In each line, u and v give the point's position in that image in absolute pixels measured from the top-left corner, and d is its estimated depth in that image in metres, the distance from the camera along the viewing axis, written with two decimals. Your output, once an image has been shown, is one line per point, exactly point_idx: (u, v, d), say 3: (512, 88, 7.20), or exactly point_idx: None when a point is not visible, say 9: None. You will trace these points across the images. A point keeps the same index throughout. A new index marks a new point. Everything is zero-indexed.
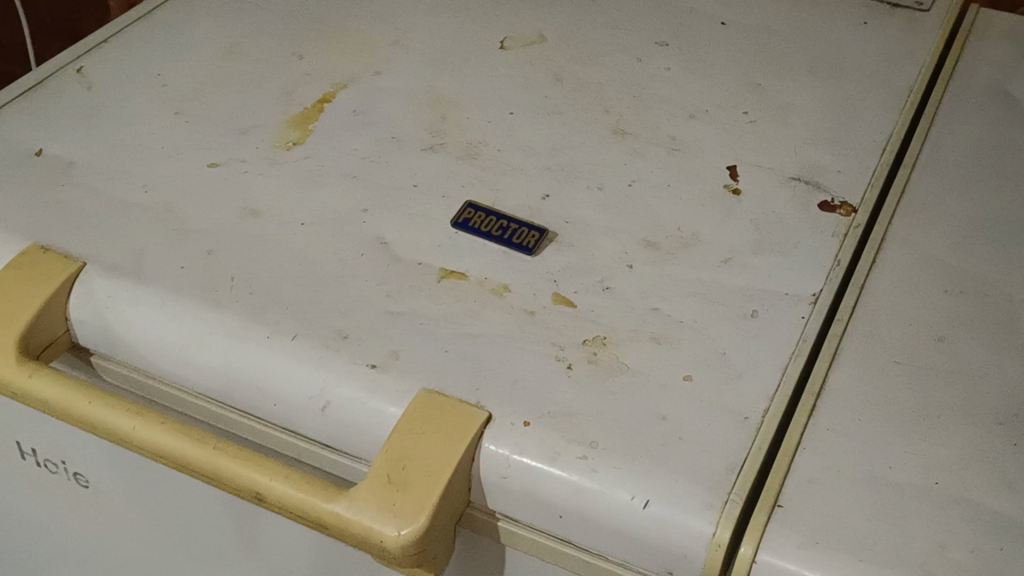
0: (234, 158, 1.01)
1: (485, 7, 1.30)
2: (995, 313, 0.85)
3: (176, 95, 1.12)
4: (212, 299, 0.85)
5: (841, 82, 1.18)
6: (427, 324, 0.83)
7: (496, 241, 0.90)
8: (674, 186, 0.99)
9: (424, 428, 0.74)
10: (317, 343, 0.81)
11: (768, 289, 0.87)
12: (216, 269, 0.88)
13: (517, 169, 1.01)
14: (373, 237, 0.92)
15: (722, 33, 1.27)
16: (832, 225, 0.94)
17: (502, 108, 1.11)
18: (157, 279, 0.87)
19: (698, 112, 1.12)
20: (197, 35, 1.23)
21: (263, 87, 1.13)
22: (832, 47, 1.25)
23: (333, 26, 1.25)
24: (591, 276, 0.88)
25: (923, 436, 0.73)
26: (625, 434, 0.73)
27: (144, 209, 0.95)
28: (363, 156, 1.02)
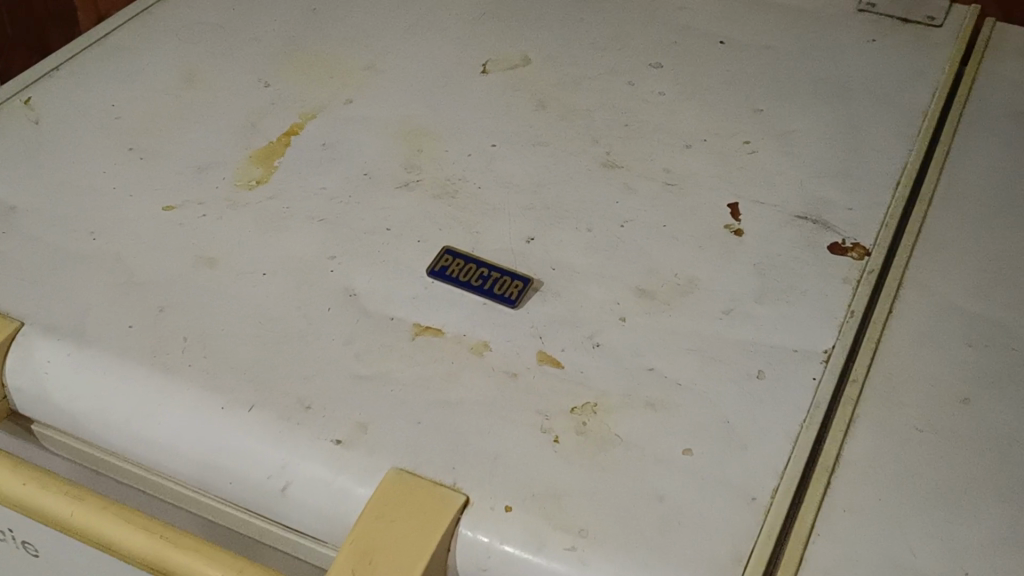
0: (306, 212, 1.39)
1: (455, 40, 1.70)
2: (1002, 365, 1.20)
3: (139, 141, 1.49)
4: (315, 386, 1.18)
5: (828, 116, 1.56)
6: (444, 391, 1.18)
7: (477, 292, 1.29)
8: (655, 252, 1.35)
9: (391, 517, 1.05)
10: (415, 408, 1.16)
11: (766, 368, 1.20)
12: (324, 337, 1.23)
13: (504, 210, 1.40)
14: (418, 315, 1.27)
15: (716, 91, 1.61)
16: (817, 351, 1.22)
17: (486, 155, 1.48)
18: (272, 362, 1.20)
19: (657, 168, 1.47)
20: (154, 94, 1.57)
21: (227, 132, 1.51)
22: (805, 79, 1.63)
23: (322, 58, 1.65)
24: (582, 328, 1.25)
25: (934, 506, 1.05)
26: (629, 511, 1.06)
27: (243, 302, 1.28)
28: (404, 220, 1.39)
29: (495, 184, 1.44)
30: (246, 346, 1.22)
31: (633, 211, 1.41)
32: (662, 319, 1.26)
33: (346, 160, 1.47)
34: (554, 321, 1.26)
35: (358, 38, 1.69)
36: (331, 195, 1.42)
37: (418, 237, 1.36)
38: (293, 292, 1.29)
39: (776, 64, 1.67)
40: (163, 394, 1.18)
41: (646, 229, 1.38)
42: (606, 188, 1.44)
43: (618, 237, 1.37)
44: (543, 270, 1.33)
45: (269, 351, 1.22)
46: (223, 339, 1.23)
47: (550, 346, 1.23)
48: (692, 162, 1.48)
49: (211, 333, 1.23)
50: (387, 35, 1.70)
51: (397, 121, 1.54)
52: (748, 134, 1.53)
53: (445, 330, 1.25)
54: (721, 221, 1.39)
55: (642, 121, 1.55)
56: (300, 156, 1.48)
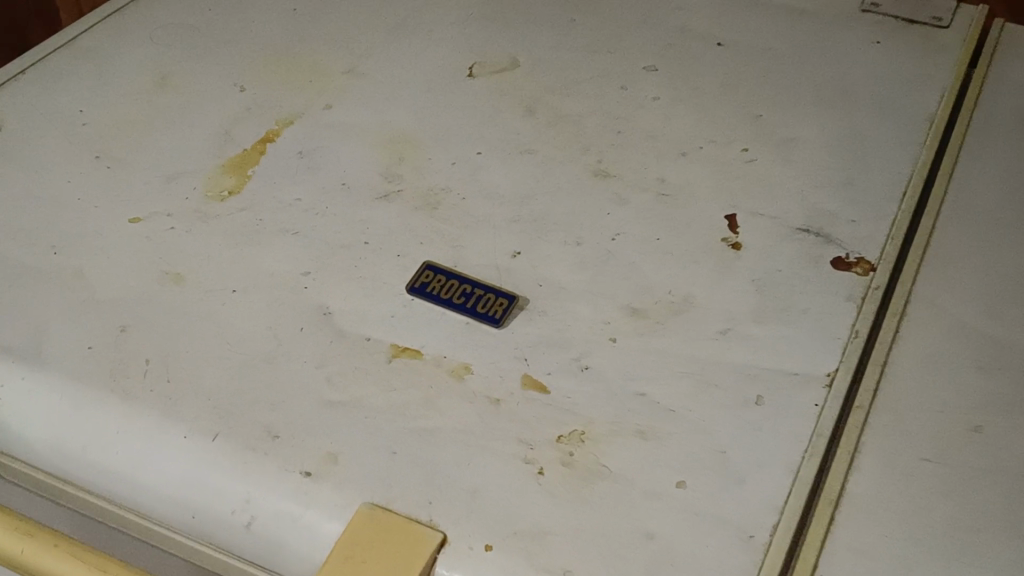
0: (279, 225, 1.32)
1: (442, 42, 1.62)
2: (1016, 390, 1.13)
3: (110, 155, 1.41)
4: (285, 412, 1.10)
5: (832, 126, 1.48)
6: (421, 418, 1.10)
7: (460, 312, 1.21)
8: (648, 269, 1.28)
9: (363, 555, 0.99)
10: (389, 437, 1.08)
11: (766, 387, 1.13)
12: (296, 362, 1.16)
13: (488, 222, 1.33)
14: (398, 335, 1.19)
15: (715, 96, 1.53)
16: (822, 370, 1.15)
17: (471, 163, 1.41)
18: (241, 389, 1.12)
19: (651, 180, 1.40)
20: (128, 99, 1.50)
21: (205, 142, 1.43)
22: (802, 85, 1.55)
23: (304, 62, 1.57)
24: (570, 351, 1.18)
25: (939, 547, 0.98)
26: (619, 548, 0.99)
27: (211, 324, 1.19)
28: (382, 232, 1.31)
29: (478, 194, 1.37)
30: (212, 372, 1.14)
31: (625, 223, 1.33)
32: (657, 342, 1.19)
33: (323, 169, 1.40)
34: (540, 342, 1.19)
35: (340, 40, 1.62)
36: (307, 206, 1.35)
37: (398, 250, 1.29)
38: (264, 312, 1.21)
39: (776, 67, 1.59)
40: (123, 426, 1.10)
41: (639, 243, 1.31)
42: (597, 198, 1.37)
43: (609, 252, 1.30)
44: (529, 286, 1.25)
45: (235, 380, 1.13)
46: (186, 365, 1.15)
47: (535, 369, 1.16)
48: (687, 172, 1.41)
49: (174, 359, 1.15)
50: (372, 37, 1.63)
51: (376, 127, 1.46)
52: (746, 143, 1.46)
53: (425, 353, 1.17)
54: (718, 234, 1.32)
55: (635, 130, 1.47)
56: (274, 165, 1.41)
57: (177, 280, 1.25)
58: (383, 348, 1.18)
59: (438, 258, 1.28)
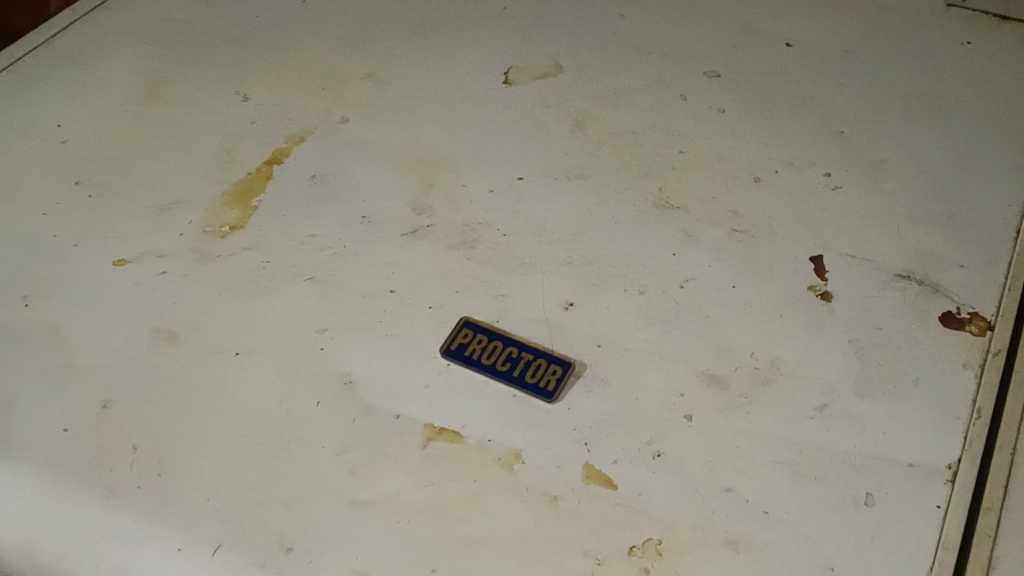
0: (292, 269, 1.13)
1: (474, 41, 1.42)
2: None
3: (93, 182, 1.21)
4: (302, 517, 0.92)
5: (927, 141, 1.27)
6: (465, 524, 0.92)
7: (505, 381, 1.03)
8: (726, 326, 1.08)
9: None
10: (429, 548, 0.90)
11: (875, 482, 0.95)
12: (312, 450, 0.97)
13: (535, 264, 1.13)
14: (433, 413, 1.00)
15: (787, 108, 1.32)
16: (940, 460, 0.96)
17: (512, 191, 1.21)
18: (247, 487, 0.94)
19: (722, 212, 1.19)
20: (115, 111, 1.30)
21: (204, 166, 1.24)
22: (887, 91, 1.35)
23: (317, 67, 1.37)
24: (639, 433, 0.99)
25: None
26: None
27: (210, 398, 1.01)
28: (411, 279, 1.12)
29: (520, 230, 1.17)
30: (213, 464, 0.95)
31: (695, 267, 1.14)
32: (741, 422, 1.00)
33: (341, 200, 1.20)
34: (603, 422, 1.00)
35: (358, 40, 1.42)
36: (322, 245, 1.15)
37: (430, 302, 1.10)
38: (275, 382, 1.02)
39: (855, 73, 1.37)
40: (104, 532, 0.91)
41: (713, 292, 1.11)
42: (660, 236, 1.17)
43: (678, 303, 1.10)
44: (588, 348, 1.06)
45: (240, 472, 0.95)
46: (181, 455, 0.96)
47: (600, 458, 0.97)
48: (763, 203, 1.20)
49: (167, 447, 0.96)
50: (394, 37, 1.42)
51: (401, 148, 1.27)
52: (828, 165, 1.25)
53: (466, 435, 0.99)
54: (803, 281, 1.12)
55: (697, 151, 1.26)
56: (284, 193, 1.21)
57: (172, 341, 1.06)
58: (417, 429, 0.99)
59: (478, 313, 1.09)
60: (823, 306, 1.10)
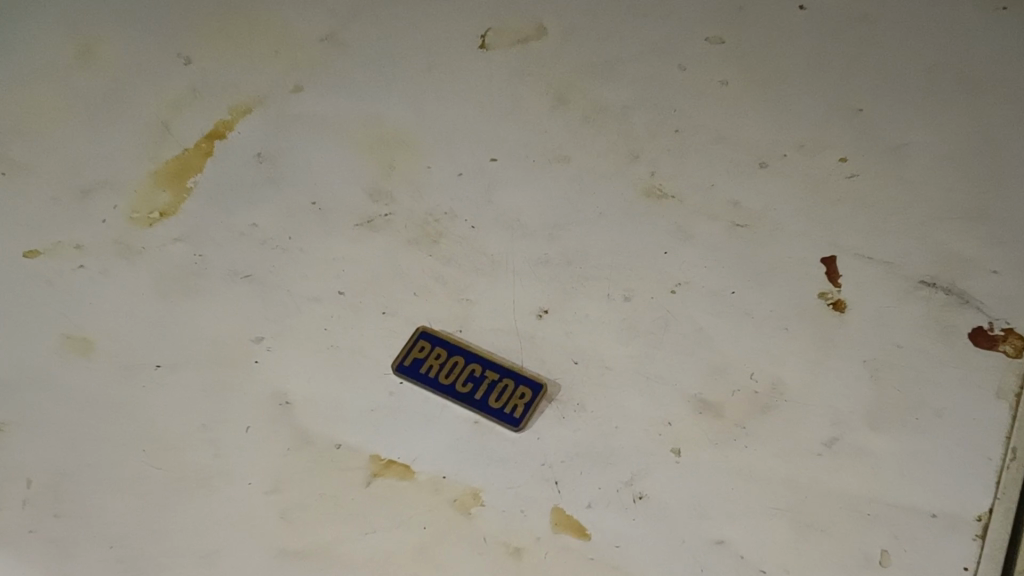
0: (227, 264, 0.99)
1: None
2: None
3: (10, 164, 1.08)
4: (218, 572, 0.81)
5: (962, 118, 1.06)
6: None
7: (466, 405, 0.88)
8: (722, 341, 0.94)
9: None
10: None
11: (888, 536, 0.82)
12: (235, 487, 0.84)
13: (505, 265, 0.99)
14: (380, 442, 0.87)
15: (799, 77, 1.12)
16: (967, 510, 0.83)
17: (483, 176, 1.06)
18: (158, 533, 0.83)
19: (721, 203, 1.04)
20: (41, 79, 1.16)
21: (134, 140, 1.09)
22: (921, 52, 1.12)
23: (268, 20, 1.19)
24: (617, 470, 0.85)
25: None
26: None
27: (120, 423, 0.88)
28: (363, 278, 0.98)
29: (490, 223, 1.02)
30: (120, 506, 0.84)
31: (688, 268, 0.99)
32: (738, 457, 0.86)
33: (288, 183, 1.05)
34: (577, 456, 0.86)
35: None
36: (263, 238, 1.01)
37: (383, 306, 0.96)
38: (198, 403, 0.89)
39: (883, 28, 1.15)
40: None
41: (709, 299, 0.97)
42: (650, 232, 1.02)
43: (668, 312, 0.96)
44: (563, 364, 0.92)
45: (151, 515, 0.84)
46: (83, 494, 0.85)
47: (572, 501, 0.84)
48: (768, 194, 1.04)
49: (69, 483, 0.86)
50: None
51: (358, 121, 1.11)
52: (841, 151, 1.06)
53: (418, 471, 0.85)
54: (813, 287, 0.97)
55: (696, 128, 1.09)
56: (223, 174, 1.06)
57: (84, 350, 0.93)
58: (361, 463, 0.86)
59: (437, 321, 0.95)
60: (836, 318, 0.95)
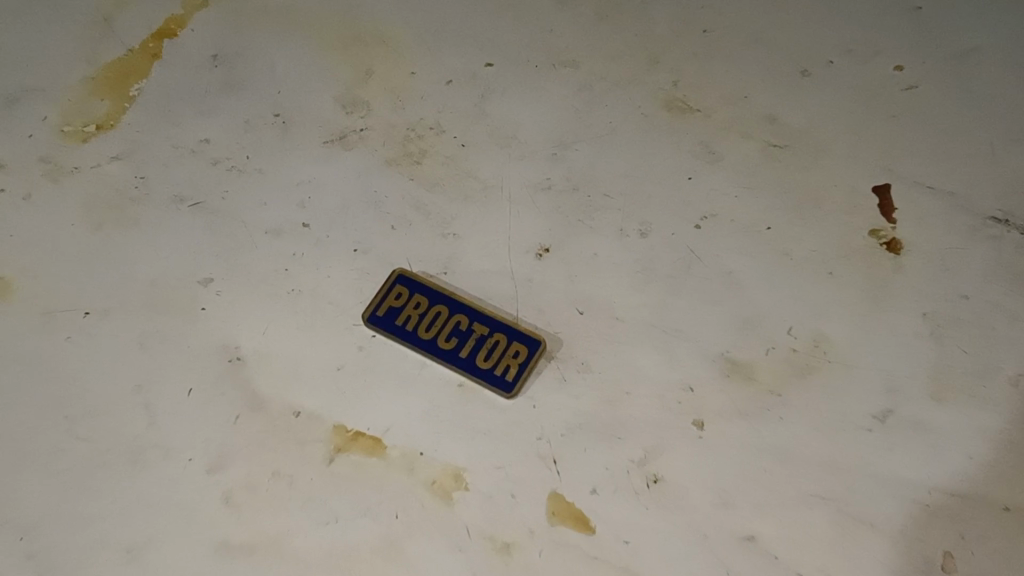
0: (173, 189, 0.84)
1: None
2: None
3: None
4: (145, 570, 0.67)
5: None
6: None
7: (448, 365, 0.75)
8: (753, 288, 0.79)
9: None
10: None
11: (953, 530, 0.68)
12: (168, 463, 0.70)
13: (500, 192, 0.84)
14: (346, 407, 0.73)
15: None
16: None
17: (476, 82, 0.91)
18: (74, 518, 0.68)
19: (755, 120, 0.89)
20: None
21: (67, 40, 0.93)
22: None
23: None
24: (626, 448, 0.72)
25: None
26: None
27: (37, 384, 0.74)
28: (331, 209, 0.83)
29: (483, 140, 0.87)
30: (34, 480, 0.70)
31: (715, 197, 0.84)
32: (771, 433, 0.72)
33: (247, 91, 0.90)
34: (579, 429, 0.72)
35: None
36: (215, 156, 0.86)
37: (355, 241, 0.82)
38: (131, 358, 0.75)
39: None
40: None
41: (739, 235, 0.82)
42: (670, 153, 0.87)
43: (690, 251, 0.81)
44: (565, 314, 0.78)
45: (68, 496, 0.69)
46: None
47: (573, 486, 0.70)
48: (811, 108, 0.89)
49: None
50: None
51: (332, 17, 0.95)
52: (894, 58, 0.92)
53: (389, 446, 0.72)
54: (861, 222, 0.83)
55: (728, 28, 0.95)
56: (171, 80, 0.91)
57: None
58: (321, 434, 0.72)
59: (418, 262, 0.81)
60: (889, 259, 0.80)
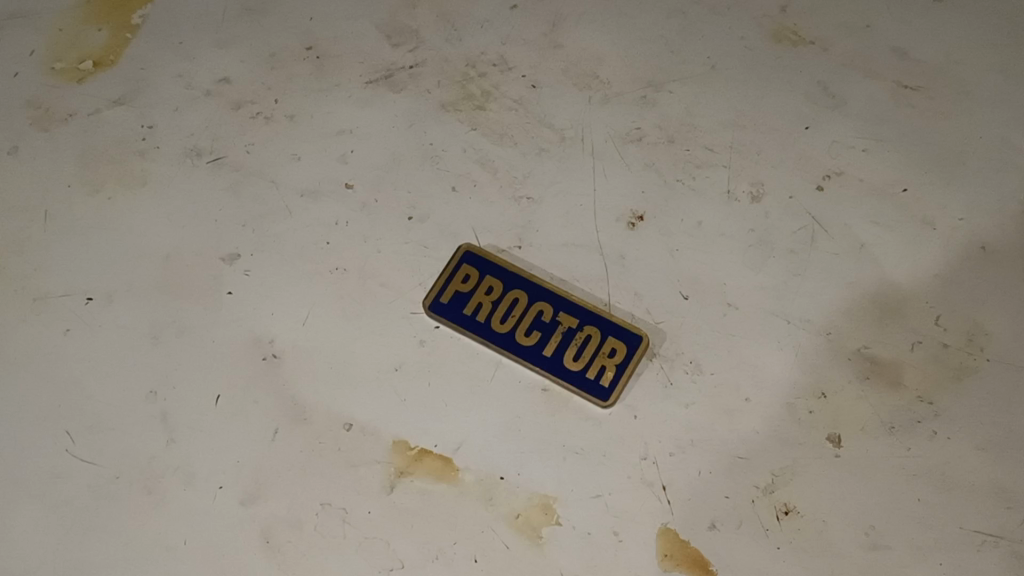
0: (188, 140, 0.70)
1: None
2: None
3: None
4: None
5: None
6: None
7: (529, 365, 0.61)
8: (892, 266, 0.66)
9: None
10: None
11: None
12: (191, 493, 0.58)
13: (581, 145, 0.70)
14: (408, 419, 0.60)
15: None
16: None
17: (546, 7, 0.76)
18: (79, 567, 0.56)
19: (883, 54, 0.74)
20: None
21: None
22: None
23: None
24: (749, 472, 0.59)
25: None
26: None
27: (29, 388, 0.61)
28: (379, 165, 0.69)
29: (558, 79, 0.73)
30: (30, 512, 0.57)
31: (839, 151, 0.70)
32: (923, 452, 0.60)
33: (272, 18, 0.75)
34: (691, 447, 0.60)
35: None
36: (236, 99, 0.72)
37: (409, 208, 0.68)
38: (144, 355, 0.62)
39: None
40: None
41: (871, 198, 0.68)
42: (783, 94, 0.72)
43: (813, 220, 0.67)
44: (667, 300, 0.64)
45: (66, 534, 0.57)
46: None
47: (688, 521, 0.58)
48: (949, 38, 0.75)
49: None
50: None
51: None
52: None
53: (461, 468, 0.59)
54: (1018, 184, 0.69)
55: None
56: (181, 5, 0.76)
57: None
58: (380, 455, 0.59)
59: (486, 234, 0.67)
60: None
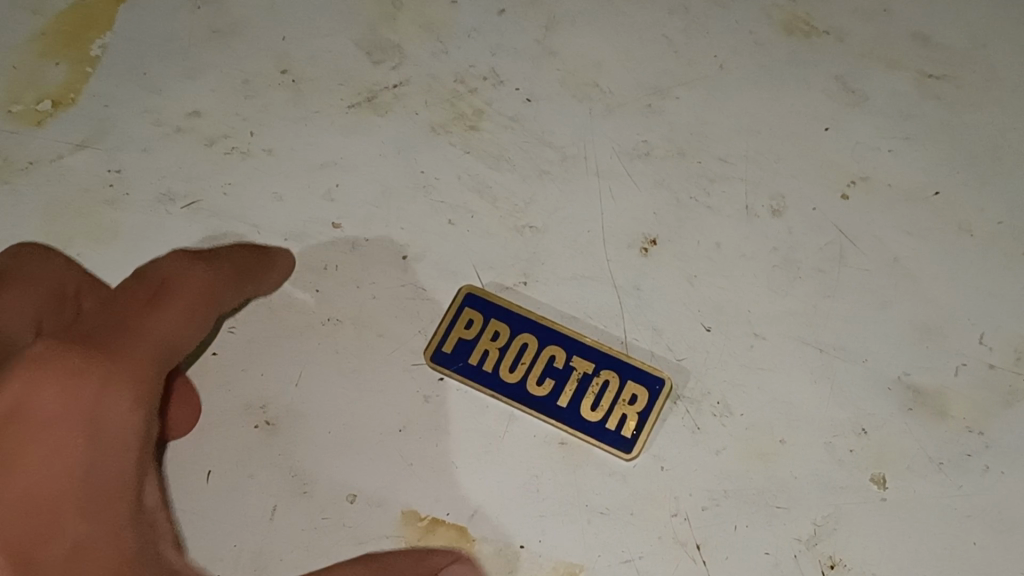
0: (160, 184, 0.65)
1: None
2: None
3: None
4: None
5: None
6: None
7: (544, 418, 0.57)
8: (929, 280, 0.61)
9: None
10: None
11: None
12: None
13: (585, 165, 0.65)
14: (417, 486, 0.56)
15: None
16: None
17: (537, 9, 0.70)
18: None
19: (904, 39, 0.68)
20: None
21: None
22: None
23: None
24: (790, 524, 0.55)
25: None
26: None
27: None
28: (368, 200, 0.64)
29: (554, 90, 0.67)
30: None
31: (864, 153, 0.65)
32: (976, 489, 0.55)
33: (242, 39, 0.70)
34: (725, 499, 0.55)
35: None
36: (209, 134, 0.66)
37: (403, 245, 0.62)
38: None
39: None
40: None
41: (902, 203, 0.63)
42: (800, 92, 0.67)
43: (841, 233, 0.62)
44: (689, 334, 0.59)
45: None
46: None
47: None
48: (976, 19, 0.69)
49: None
50: None
51: None
52: None
53: (477, 538, 0.55)
54: None
55: None
56: (143, 31, 0.70)
57: None
58: (390, 530, 0.55)
59: (488, 271, 0.62)
60: None
